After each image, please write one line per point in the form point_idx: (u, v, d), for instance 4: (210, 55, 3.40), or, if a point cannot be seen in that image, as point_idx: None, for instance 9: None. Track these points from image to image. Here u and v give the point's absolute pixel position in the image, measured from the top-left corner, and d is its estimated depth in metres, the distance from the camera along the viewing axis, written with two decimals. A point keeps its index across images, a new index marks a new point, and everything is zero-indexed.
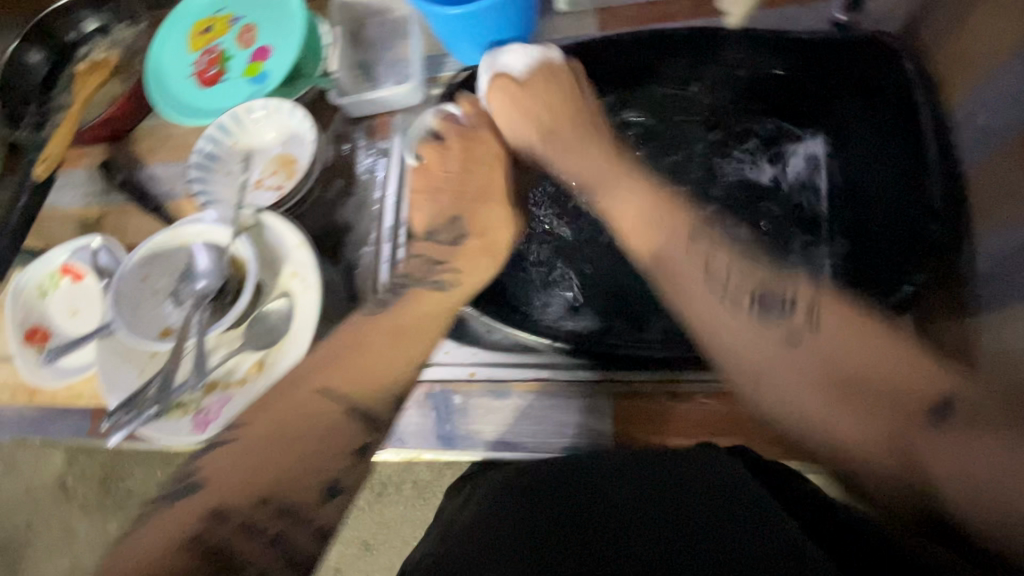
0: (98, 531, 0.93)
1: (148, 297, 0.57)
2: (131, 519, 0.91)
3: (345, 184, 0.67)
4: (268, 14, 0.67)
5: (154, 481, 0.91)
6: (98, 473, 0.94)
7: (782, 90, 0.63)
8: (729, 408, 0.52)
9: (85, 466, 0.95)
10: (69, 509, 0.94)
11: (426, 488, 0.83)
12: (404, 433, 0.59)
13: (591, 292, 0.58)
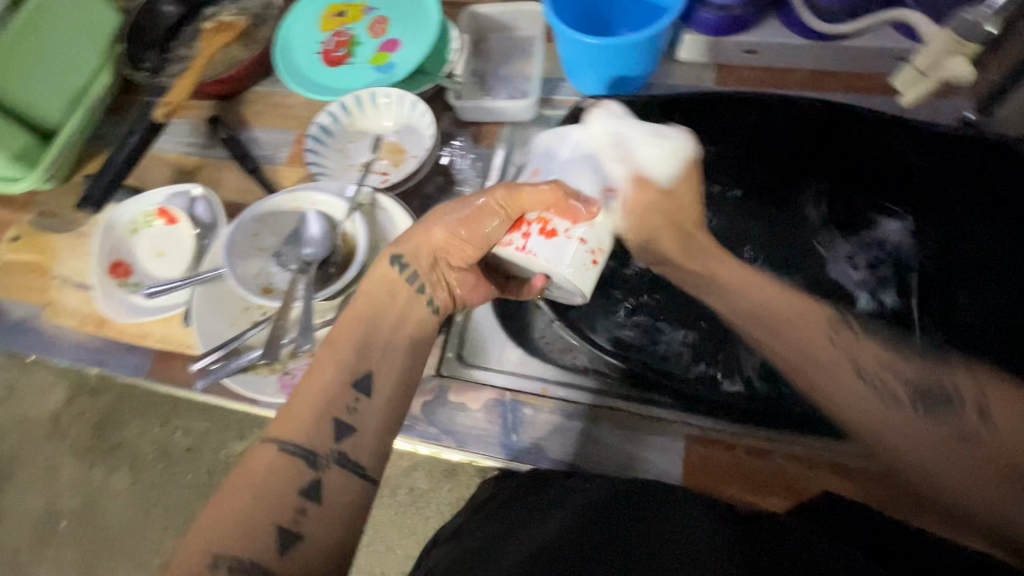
0: (82, 476, 0.91)
1: (253, 253, 0.52)
2: (127, 467, 0.90)
3: (444, 182, 0.67)
4: (404, 11, 0.72)
5: (149, 436, 0.90)
6: (95, 418, 0.91)
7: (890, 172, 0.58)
8: (806, 470, 0.50)
9: (87, 412, 0.92)
10: (58, 448, 0.92)
11: (422, 498, 0.75)
12: (465, 434, 0.57)
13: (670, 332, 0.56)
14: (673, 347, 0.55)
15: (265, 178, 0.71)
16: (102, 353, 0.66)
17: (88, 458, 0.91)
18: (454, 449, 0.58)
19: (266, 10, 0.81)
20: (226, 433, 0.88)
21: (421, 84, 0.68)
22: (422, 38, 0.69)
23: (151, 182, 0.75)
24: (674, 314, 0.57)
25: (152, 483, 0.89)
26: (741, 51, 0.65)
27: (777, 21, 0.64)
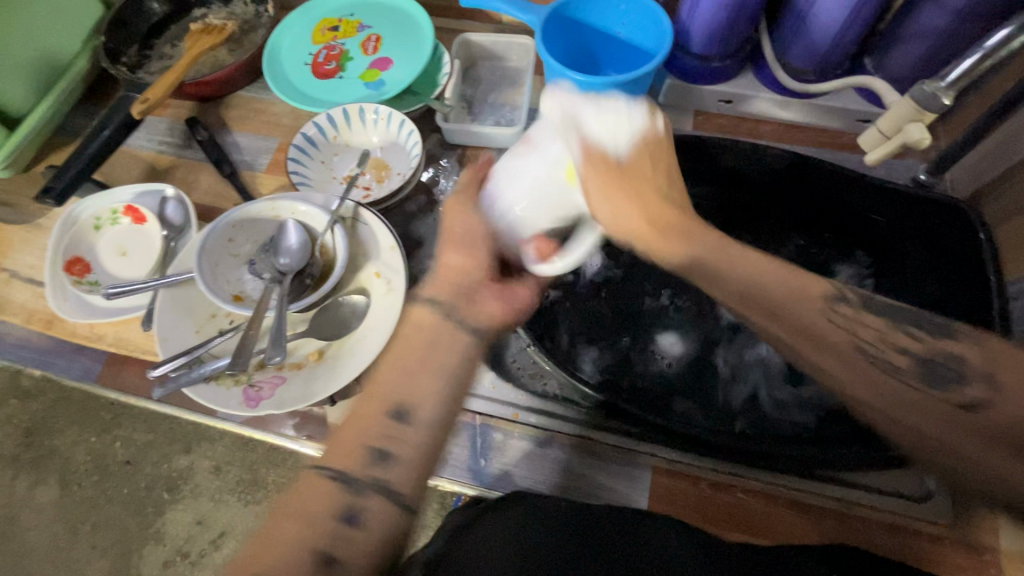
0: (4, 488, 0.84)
1: (226, 259, 0.51)
2: (57, 479, 0.84)
3: (426, 201, 0.67)
4: (398, 32, 0.73)
5: (84, 447, 0.84)
6: (24, 424, 0.85)
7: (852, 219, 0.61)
8: (768, 504, 0.52)
9: (16, 416, 0.86)
10: None
11: None
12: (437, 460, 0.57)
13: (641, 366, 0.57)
14: (645, 378, 0.56)
15: (241, 182, 0.70)
16: (51, 355, 0.63)
17: (11, 468, 0.84)
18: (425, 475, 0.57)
19: (258, 17, 0.80)
20: (170, 446, 0.83)
21: (409, 103, 0.69)
22: (414, 59, 0.70)
23: (120, 178, 0.73)
24: (648, 347, 0.58)
25: (82, 496, 0.83)
26: (718, 99, 0.69)
27: (752, 75, 0.68)
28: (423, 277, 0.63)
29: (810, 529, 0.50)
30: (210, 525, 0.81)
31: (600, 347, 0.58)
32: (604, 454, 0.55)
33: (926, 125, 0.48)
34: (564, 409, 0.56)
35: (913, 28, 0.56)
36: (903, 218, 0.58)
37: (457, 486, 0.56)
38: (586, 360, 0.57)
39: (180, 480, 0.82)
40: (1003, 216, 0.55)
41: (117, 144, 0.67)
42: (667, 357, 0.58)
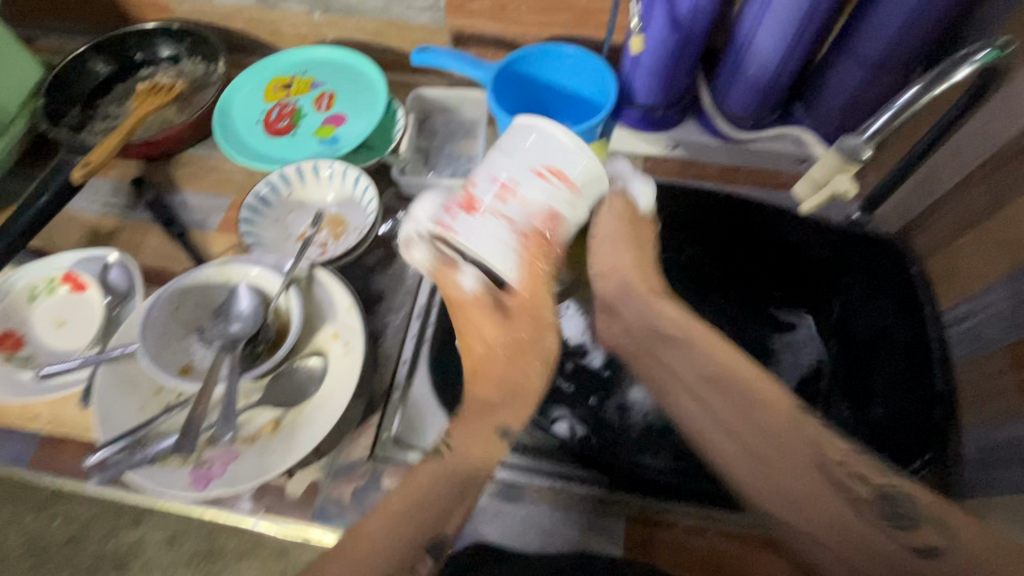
0: None
1: (173, 329, 0.48)
2: None
3: (385, 254, 0.67)
4: (351, 88, 0.74)
5: (17, 534, 0.77)
6: None
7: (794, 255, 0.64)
8: (739, 543, 0.51)
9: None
10: None
11: None
12: None
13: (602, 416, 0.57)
14: (608, 424, 0.56)
15: (191, 241, 0.68)
16: None
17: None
18: None
19: (208, 75, 0.80)
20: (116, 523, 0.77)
21: (365, 158, 0.69)
22: (368, 114, 0.71)
23: (60, 243, 0.69)
24: (609, 392, 0.59)
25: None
26: (664, 144, 0.72)
27: (694, 121, 0.71)
28: (384, 332, 0.62)
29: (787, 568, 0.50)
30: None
31: (564, 395, 0.58)
32: (579, 505, 0.54)
33: (851, 177, 0.52)
34: (535, 459, 0.54)
35: (834, 80, 0.61)
36: (838, 251, 0.61)
37: None
38: (551, 409, 0.57)
39: (127, 561, 0.76)
40: (931, 246, 0.59)
41: (54, 210, 0.64)
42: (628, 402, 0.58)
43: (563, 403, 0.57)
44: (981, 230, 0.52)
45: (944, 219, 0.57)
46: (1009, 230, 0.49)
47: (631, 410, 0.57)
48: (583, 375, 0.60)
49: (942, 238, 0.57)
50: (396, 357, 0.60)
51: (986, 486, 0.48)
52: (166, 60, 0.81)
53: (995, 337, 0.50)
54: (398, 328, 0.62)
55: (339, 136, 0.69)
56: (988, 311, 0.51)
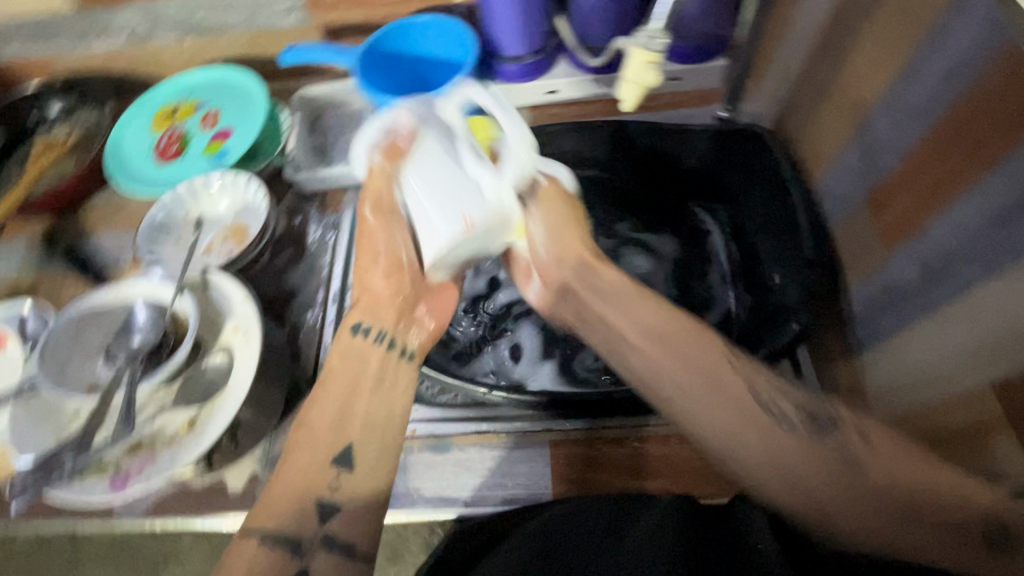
0: None
1: (77, 355, 0.50)
2: None
3: (295, 252, 0.69)
4: (231, 101, 0.75)
5: None
6: None
7: (691, 176, 0.66)
8: (662, 445, 0.53)
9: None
10: None
11: None
12: (390, 491, 0.53)
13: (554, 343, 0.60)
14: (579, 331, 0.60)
15: (107, 278, 0.70)
16: None
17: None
18: (389, 512, 0.53)
19: (101, 123, 0.81)
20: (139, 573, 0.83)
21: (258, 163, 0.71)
22: (251, 123, 0.72)
23: None
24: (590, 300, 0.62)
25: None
26: (542, 90, 0.73)
27: (566, 64, 0.72)
28: (303, 325, 0.64)
29: None
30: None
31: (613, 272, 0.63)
32: (506, 440, 0.54)
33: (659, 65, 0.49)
34: (468, 413, 0.55)
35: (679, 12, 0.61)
36: (716, 156, 0.64)
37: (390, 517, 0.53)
38: (474, 360, 0.59)
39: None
40: (800, 125, 0.60)
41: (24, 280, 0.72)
42: (667, 276, 0.63)
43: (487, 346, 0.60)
44: (829, 97, 0.54)
45: (806, 100, 0.58)
46: (850, 87, 0.50)
47: (669, 281, 0.62)
48: (485, 311, 0.62)
49: (806, 121, 0.59)
50: (316, 346, 0.62)
51: (874, 334, 0.50)
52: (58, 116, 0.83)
53: (857, 194, 0.51)
54: (316, 318, 0.64)
55: (226, 149, 0.71)
56: (847, 174, 0.52)
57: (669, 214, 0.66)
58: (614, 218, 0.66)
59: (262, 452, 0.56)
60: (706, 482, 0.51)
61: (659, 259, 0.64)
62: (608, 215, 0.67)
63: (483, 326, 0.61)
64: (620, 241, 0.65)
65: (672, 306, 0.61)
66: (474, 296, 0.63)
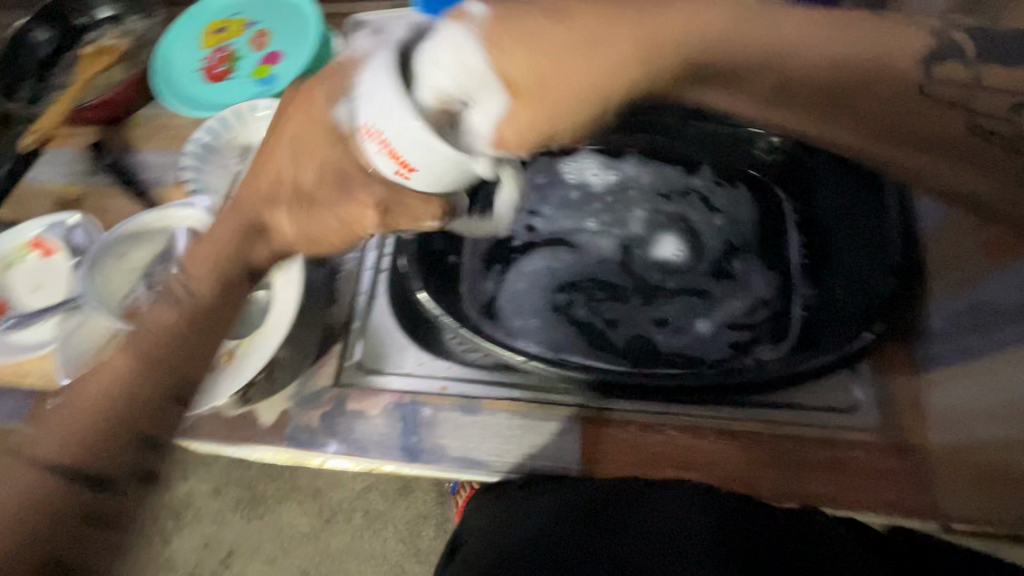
0: None
1: (120, 276, 0.50)
2: None
3: None
4: (285, 22, 0.71)
5: None
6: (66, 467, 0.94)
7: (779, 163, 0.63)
8: (693, 436, 0.50)
9: None
10: None
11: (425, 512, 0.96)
12: (409, 445, 0.53)
13: (598, 299, 0.60)
14: (609, 298, 0.59)
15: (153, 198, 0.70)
16: None
17: None
18: (409, 465, 0.53)
19: None
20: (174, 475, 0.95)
21: None
22: (303, 48, 0.68)
23: (32, 215, 0.71)
24: (650, 262, 0.62)
25: None
26: None
27: None
28: (341, 268, 0.63)
29: (764, 459, 0.49)
30: (217, 547, 0.95)
31: (665, 272, 0.61)
32: (535, 409, 0.53)
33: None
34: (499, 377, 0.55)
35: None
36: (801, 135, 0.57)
37: (398, 470, 0.53)
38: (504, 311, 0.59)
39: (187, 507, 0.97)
40: None
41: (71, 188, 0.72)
42: (742, 241, 0.62)
43: (520, 302, 0.60)
44: None
45: None
46: None
47: (737, 257, 0.61)
48: (508, 254, 0.63)
49: None
50: (353, 292, 0.61)
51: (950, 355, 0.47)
52: (109, 22, 0.81)
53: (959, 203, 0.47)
54: (355, 261, 0.63)
55: (275, 73, 0.67)
56: None
57: (744, 198, 0.64)
58: (678, 178, 0.65)
59: (291, 392, 0.56)
60: (742, 482, 0.49)
61: (716, 238, 0.62)
62: (667, 168, 0.65)
63: (524, 275, 0.61)
64: (685, 201, 0.64)
65: (751, 286, 0.59)
66: (503, 237, 0.63)
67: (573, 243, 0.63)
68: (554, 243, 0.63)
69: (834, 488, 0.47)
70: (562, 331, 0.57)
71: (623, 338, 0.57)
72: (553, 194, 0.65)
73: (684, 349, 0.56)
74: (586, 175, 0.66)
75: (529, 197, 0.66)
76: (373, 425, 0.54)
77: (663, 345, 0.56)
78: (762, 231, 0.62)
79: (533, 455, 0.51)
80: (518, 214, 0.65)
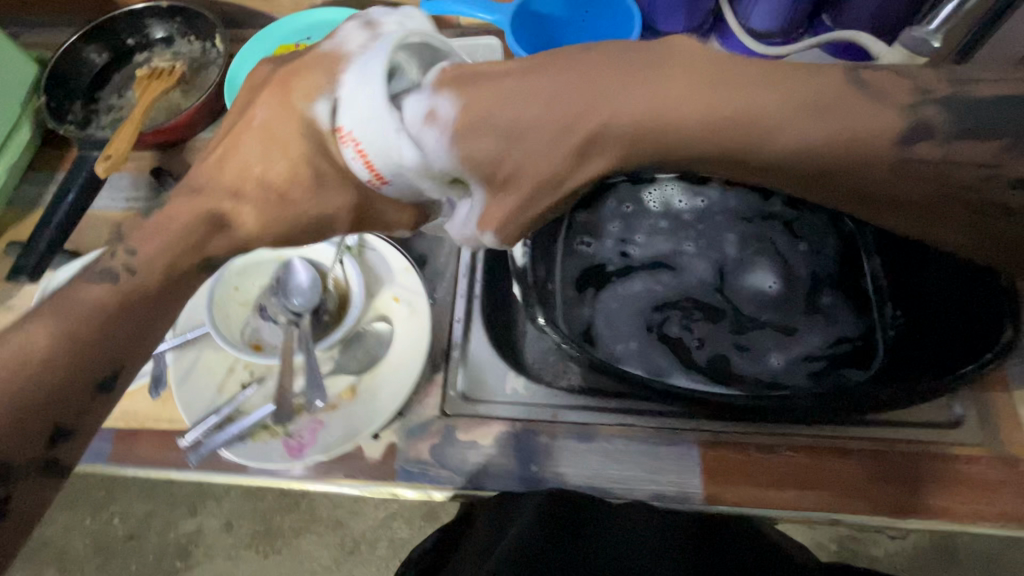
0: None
1: (236, 309, 0.49)
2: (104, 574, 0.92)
3: (420, 218, 0.66)
4: None
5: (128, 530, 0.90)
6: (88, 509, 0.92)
7: None
8: (810, 456, 0.52)
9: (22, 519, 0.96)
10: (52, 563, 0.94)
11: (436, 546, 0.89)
12: (527, 473, 0.53)
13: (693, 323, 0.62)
14: (707, 316, 0.62)
15: None
16: None
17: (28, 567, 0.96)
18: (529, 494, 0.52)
19: (207, 55, 0.77)
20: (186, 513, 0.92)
21: None
22: None
23: (88, 244, 0.68)
24: (744, 287, 0.64)
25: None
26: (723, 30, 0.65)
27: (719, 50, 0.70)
28: (434, 296, 0.62)
29: (877, 474, 0.51)
30: None
31: (762, 299, 0.63)
32: (653, 434, 0.54)
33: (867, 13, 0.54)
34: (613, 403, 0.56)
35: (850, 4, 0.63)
36: None
37: None
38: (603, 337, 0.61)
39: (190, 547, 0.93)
40: None
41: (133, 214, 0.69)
42: (828, 270, 0.64)
43: (615, 329, 0.62)
44: None
45: None
46: None
47: (826, 284, 0.64)
48: (605, 277, 0.65)
49: None
50: (449, 319, 0.61)
51: None
52: (161, 43, 0.78)
53: None
54: (448, 288, 0.62)
55: None
56: None
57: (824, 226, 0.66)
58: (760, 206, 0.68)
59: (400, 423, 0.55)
60: (860, 499, 0.50)
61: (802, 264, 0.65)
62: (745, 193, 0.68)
63: (618, 300, 0.63)
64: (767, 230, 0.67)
65: (842, 314, 0.62)
66: (596, 262, 0.66)
67: (663, 267, 0.65)
68: (645, 266, 0.66)
69: (951, 502, 0.49)
70: (662, 359, 0.60)
71: (710, 355, 0.60)
72: (638, 222, 0.68)
73: (785, 375, 0.58)
74: (671, 200, 0.69)
75: (614, 223, 0.68)
76: (487, 454, 0.54)
77: (740, 366, 0.59)
78: (850, 261, 0.64)
79: (657, 479, 0.52)
80: (604, 239, 0.67)
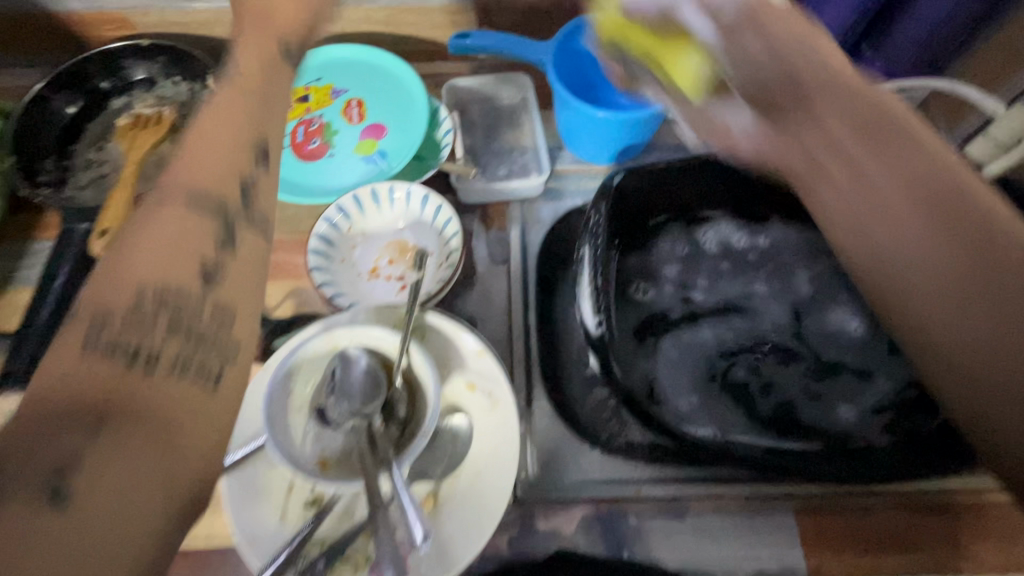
0: None
1: (293, 416, 0.42)
2: None
3: (463, 275, 0.61)
4: (379, 90, 0.64)
5: None
6: None
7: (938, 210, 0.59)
8: (908, 515, 0.50)
9: None
10: None
11: None
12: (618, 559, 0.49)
13: (767, 372, 0.57)
14: (775, 362, 0.57)
15: None
16: None
17: None
18: None
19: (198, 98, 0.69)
20: None
21: (420, 171, 0.62)
22: (411, 120, 0.62)
23: None
24: (819, 330, 0.59)
25: None
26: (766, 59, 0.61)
27: None
28: None
29: (974, 528, 0.50)
30: None
31: (840, 347, 0.58)
32: (744, 505, 0.51)
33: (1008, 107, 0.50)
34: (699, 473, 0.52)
35: (896, 36, 0.62)
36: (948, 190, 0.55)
37: None
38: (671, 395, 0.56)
39: None
40: None
41: None
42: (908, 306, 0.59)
43: (683, 387, 0.56)
44: None
45: None
46: None
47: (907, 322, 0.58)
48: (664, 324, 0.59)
49: None
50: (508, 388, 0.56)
51: None
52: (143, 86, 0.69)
53: None
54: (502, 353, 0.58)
55: (383, 149, 0.61)
56: None
57: None
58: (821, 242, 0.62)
59: None
60: (962, 556, 0.49)
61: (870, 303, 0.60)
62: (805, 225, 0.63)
63: (686, 356, 0.58)
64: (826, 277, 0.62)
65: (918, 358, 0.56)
66: (656, 310, 0.60)
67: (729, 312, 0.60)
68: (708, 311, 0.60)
69: None
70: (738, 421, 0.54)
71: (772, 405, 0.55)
72: (695, 262, 0.62)
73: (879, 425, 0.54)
74: (728, 239, 0.63)
75: (671, 265, 0.62)
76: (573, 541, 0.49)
77: (807, 412, 0.55)
78: None
79: (757, 554, 0.49)
80: (661, 283, 0.61)
